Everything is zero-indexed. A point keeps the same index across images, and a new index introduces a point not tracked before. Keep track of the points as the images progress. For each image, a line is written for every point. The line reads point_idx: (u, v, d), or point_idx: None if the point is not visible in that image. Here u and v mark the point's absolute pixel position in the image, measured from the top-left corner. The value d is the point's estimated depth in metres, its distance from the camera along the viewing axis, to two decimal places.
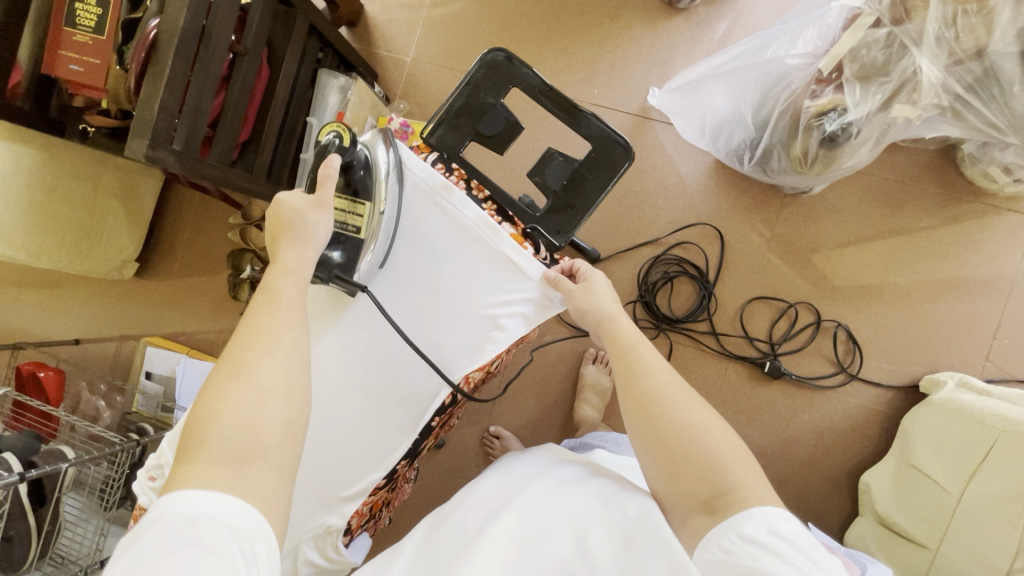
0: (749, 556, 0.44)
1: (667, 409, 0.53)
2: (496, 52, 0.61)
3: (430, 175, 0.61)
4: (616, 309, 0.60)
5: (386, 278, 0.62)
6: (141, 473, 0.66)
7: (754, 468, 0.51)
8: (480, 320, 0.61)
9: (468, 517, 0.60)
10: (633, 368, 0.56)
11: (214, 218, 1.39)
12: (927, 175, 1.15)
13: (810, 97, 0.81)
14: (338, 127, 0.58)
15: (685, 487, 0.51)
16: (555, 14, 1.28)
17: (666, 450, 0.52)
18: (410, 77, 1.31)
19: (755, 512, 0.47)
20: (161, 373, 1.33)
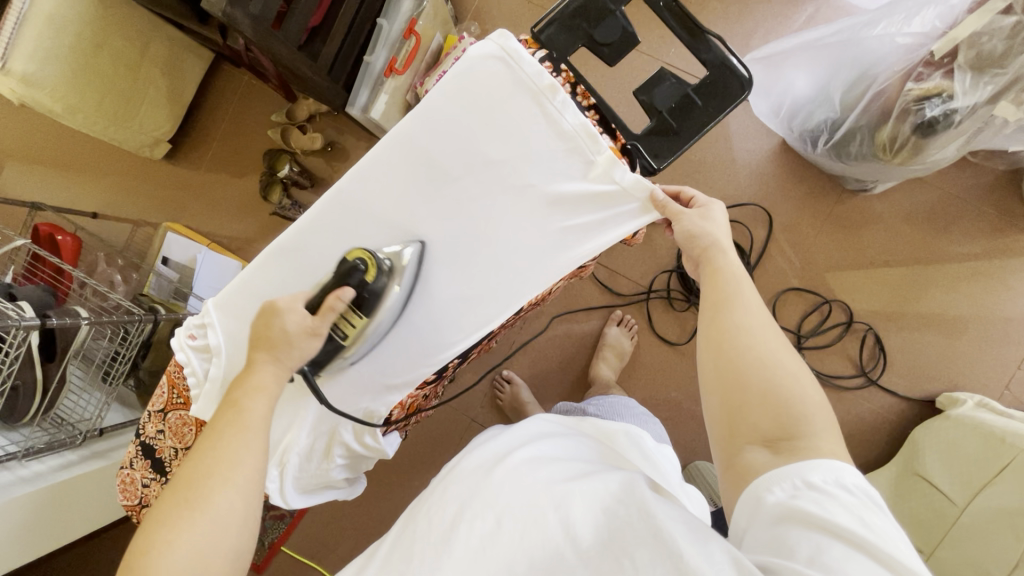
0: (813, 501, 0.42)
1: (755, 345, 0.51)
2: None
3: (538, 73, 0.56)
4: (726, 241, 0.59)
5: (473, 176, 0.59)
6: (180, 330, 0.64)
7: (831, 423, 0.48)
8: (563, 236, 0.59)
9: (444, 495, 0.57)
10: (730, 299, 0.55)
11: (255, 113, 1.34)
12: (988, 199, 1.14)
13: (915, 80, 0.78)
14: (368, 257, 0.54)
15: (749, 421, 0.49)
16: None
17: (738, 377, 0.51)
18: (483, 1, 1.25)
19: (823, 463, 0.45)
20: (179, 260, 1.30)
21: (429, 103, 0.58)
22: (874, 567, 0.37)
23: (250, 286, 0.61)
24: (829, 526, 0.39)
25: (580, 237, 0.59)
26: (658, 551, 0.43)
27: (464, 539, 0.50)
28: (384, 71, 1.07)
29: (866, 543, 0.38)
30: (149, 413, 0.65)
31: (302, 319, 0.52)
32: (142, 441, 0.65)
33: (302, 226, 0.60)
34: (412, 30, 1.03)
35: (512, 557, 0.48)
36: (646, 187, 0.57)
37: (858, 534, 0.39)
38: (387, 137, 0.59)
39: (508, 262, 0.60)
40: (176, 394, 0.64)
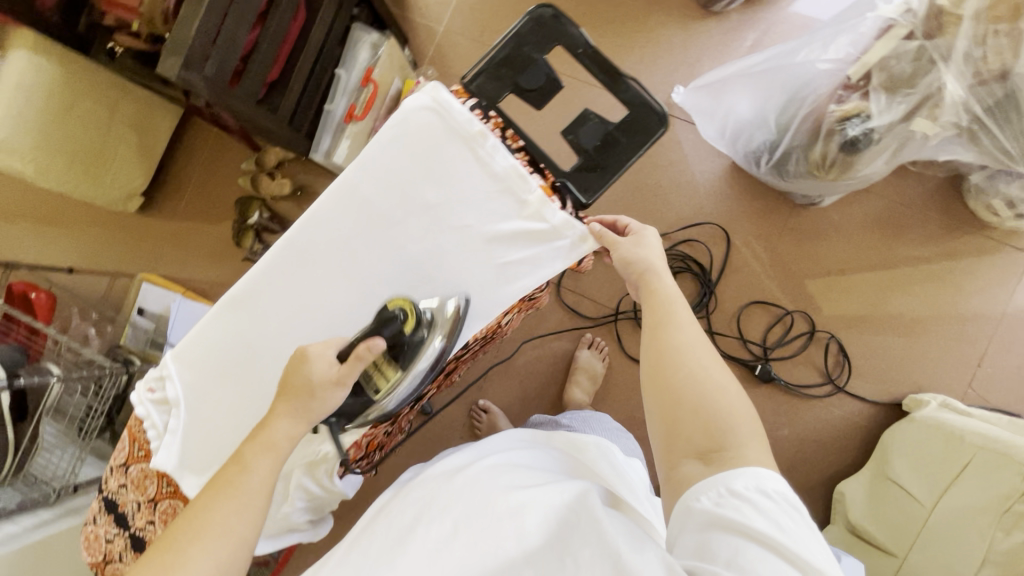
0: (736, 509, 0.44)
1: (687, 362, 0.54)
2: (527, 18, 0.62)
3: (468, 121, 0.60)
4: (661, 265, 0.62)
5: (414, 220, 0.62)
6: (140, 384, 0.65)
7: (759, 434, 0.51)
8: (503, 271, 0.62)
9: (402, 508, 0.58)
10: (666, 318, 0.57)
11: (226, 163, 1.38)
12: (934, 204, 1.19)
13: (836, 102, 0.83)
14: (407, 307, 0.55)
15: (683, 438, 0.51)
16: (591, 3, 1.29)
17: (672, 393, 0.53)
18: (440, 46, 1.32)
19: (747, 470, 0.47)
20: (154, 310, 1.31)
21: (369, 153, 0.61)
22: (784, 567, 0.40)
23: (205, 337, 0.63)
24: (749, 532, 0.42)
25: (518, 273, 0.62)
26: (601, 554, 0.44)
27: (417, 545, 0.50)
28: (344, 118, 1.11)
29: (780, 546, 0.41)
30: (112, 467, 0.66)
31: (329, 368, 0.52)
32: (105, 495, 0.67)
33: (251, 276, 0.62)
34: (369, 79, 1.10)
35: (463, 565, 0.46)
36: (576, 226, 0.60)
37: (775, 539, 0.41)
38: (330, 187, 0.62)
39: None
40: (137, 447, 0.66)
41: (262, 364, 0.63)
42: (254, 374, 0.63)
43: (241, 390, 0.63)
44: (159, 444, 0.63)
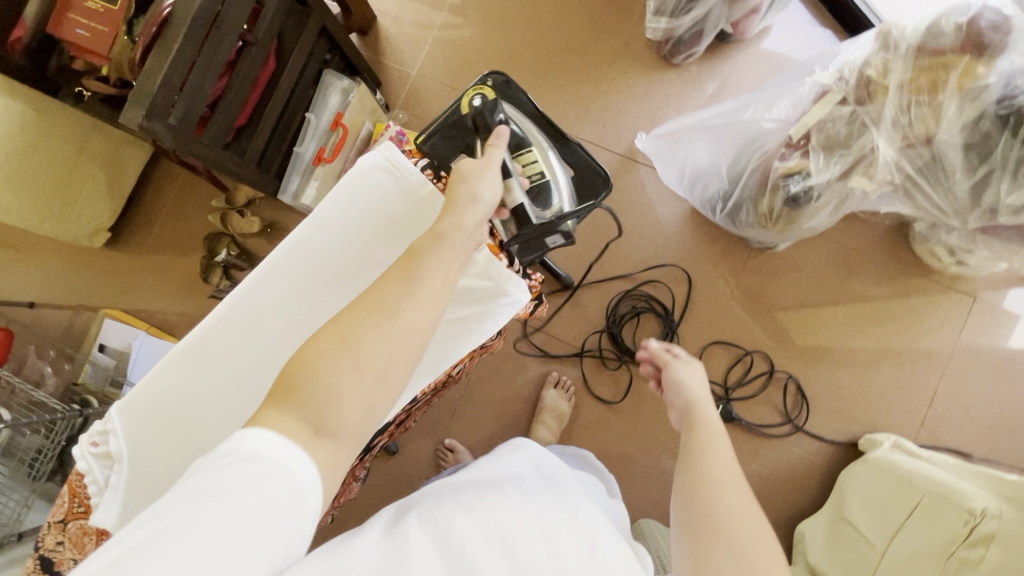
0: None
1: (726, 497, 0.56)
2: (478, 93, 0.65)
3: (419, 180, 0.63)
4: (705, 396, 0.70)
5: (364, 274, 0.63)
6: (85, 437, 0.64)
7: None
8: (447, 328, 0.63)
9: (440, 506, 0.57)
10: (703, 449, 0.61)
11: (197, 199, 1.39)
12: (883, 247, 1.24)
13: (779, 159, 0.87)
14: (479, 88, 0.65)
15: (714, 566, 0.51)
16: (559, 52, 1.35)
17: (710, 515, 0.55)
18: (412, 90, 1.35)
19: None
20: (116, 347, 1.29)
21: (324, 209, 0.63)
22: None
23: (153, 389, 0.63)
24: None
25: (463, 329, 0.63)
26: None
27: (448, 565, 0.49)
28: (313, 160, 1.13)
29: None
30: (49, 523, 0.64)
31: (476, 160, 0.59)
32: (42, 554, 0.64)
33: (203, 328, 0.63)
34: (338, 123, 1.12)
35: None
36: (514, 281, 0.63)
37: None
38: (285, 242, 0.63)
39: None
40: (76, 503, 0.64)
41: (209, 417, 0.63)
42: (201, 426, 0.63)
43: (187, 444, 0.63)
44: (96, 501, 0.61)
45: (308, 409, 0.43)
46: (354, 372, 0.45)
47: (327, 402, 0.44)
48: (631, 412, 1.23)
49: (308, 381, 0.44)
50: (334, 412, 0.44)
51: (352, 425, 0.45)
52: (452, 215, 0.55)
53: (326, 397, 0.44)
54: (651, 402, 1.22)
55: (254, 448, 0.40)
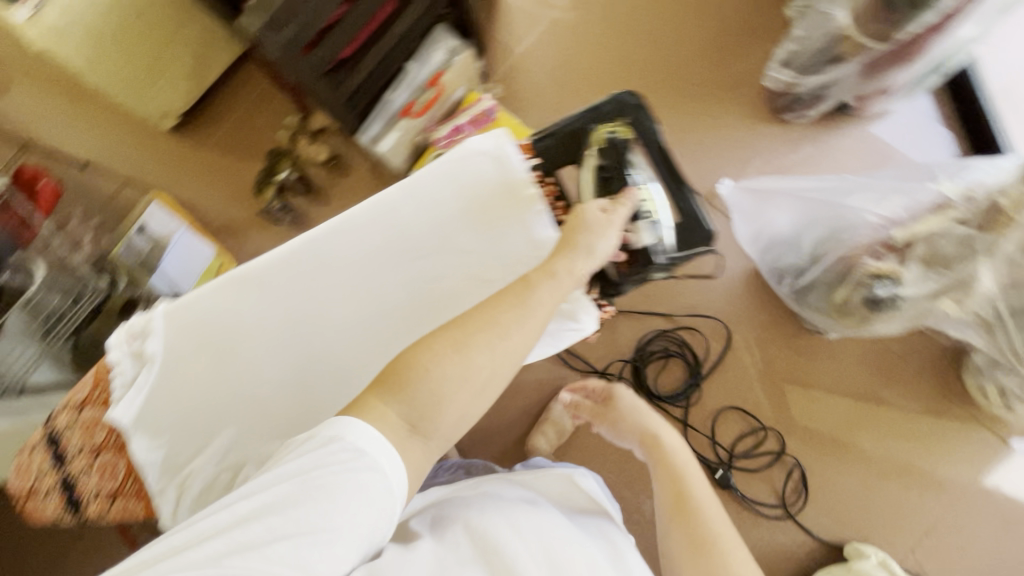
0: None
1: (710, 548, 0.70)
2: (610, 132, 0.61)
3: (525, 178, 0.61)
4: (663, 429, 0.85)
5: (443, 255, 0.61)
6: (121, 329, 0.62)
7: None
8: None
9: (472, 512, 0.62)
10: (690, 512, 0.74)
11: (272, 111, 1.38)
12: (929, 365, 1.21)
13: (872, 258, 0.84)
14: (612, 124, 0.61)
15: None
16: (669, 73, 1.30)
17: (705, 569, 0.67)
18: (512, 66, 1.32)
19: None
20: (155, 232, 1.27)
21: (420, 179, 0.62)
22: None
23: (204, 304, 0.63)
24: None
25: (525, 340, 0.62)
26: None
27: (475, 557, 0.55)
28: (400, 111, 1.12)
29: None
30: (64, 403, 0.63)
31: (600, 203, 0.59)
32: (48, 432, 0.63)
33: (270, 259, 0.62)
34: (436, 83, 1.11)
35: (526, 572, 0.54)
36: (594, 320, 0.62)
37: None
38: (373, 200, 0.63)
39: None
40: (98, 392, 0.63)
41: (249, 348, 0.62)
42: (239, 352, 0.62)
43: (221, 368, 0.62)
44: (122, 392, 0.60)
45: (408, 399, 0.46)
46: (460, 383, 0.48)
47: (428, 414, 0.47)
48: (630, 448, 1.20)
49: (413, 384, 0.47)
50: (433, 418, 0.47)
51: (445, 426, 0.48)
52: (565, 259, 0.55)
53: (428, 405, 0.47)
54: None
55: (357, 442, 0.43)
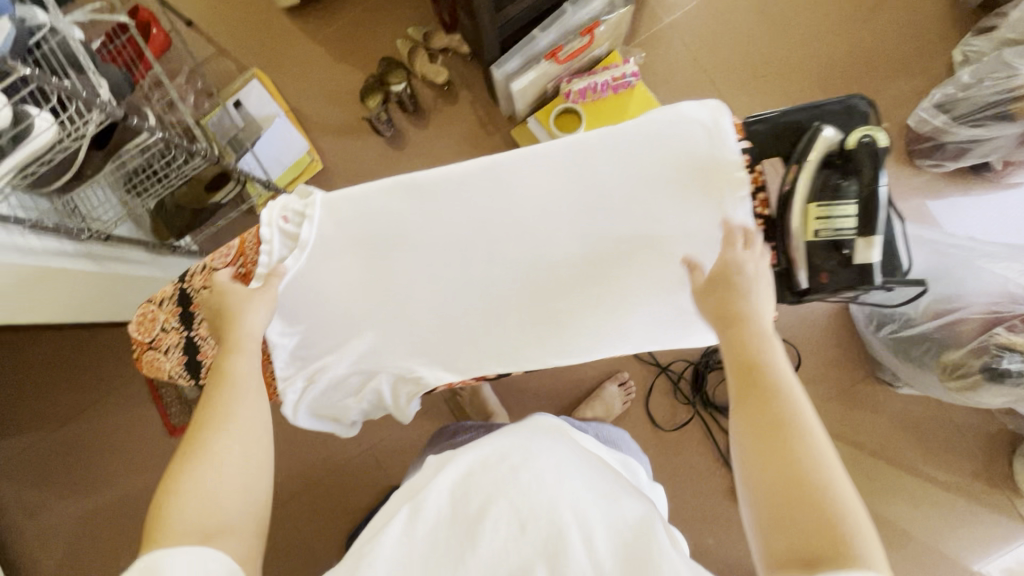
0: None
1: (813, 472, 0.42)
2: (866, 136, 0.53)
3: (735, 156, 0.57)
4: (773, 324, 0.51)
5: (630, 217, 0.59)
6: (276, 206, 0.61)
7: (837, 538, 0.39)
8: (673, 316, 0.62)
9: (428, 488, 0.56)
10: (780, 408, 0.46)
11: (396, 18, 1.33)
12: (986, 445, 1.18)
13: (1007, 328, 0.81)
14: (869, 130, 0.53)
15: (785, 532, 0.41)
16: (810, 86, 1.25)
17: (783, 468, 0.43)
18: (653, 37, 1.27)
19: None
20: (250, 112, 1.23)
21: (623, 130, 0.59)
22: None
23: (364, 202, 0.60)
24: None
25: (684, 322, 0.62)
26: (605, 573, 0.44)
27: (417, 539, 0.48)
28: (545, 53, 1.07)
29: None
30: (204, 267, 0.62)
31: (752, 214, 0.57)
32: (183, 289, 0.62)
33: (447, 172, 0.60)
34: (591, 31, 1.05)
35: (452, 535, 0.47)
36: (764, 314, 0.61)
37: None
38: (569, 139, 0.60)
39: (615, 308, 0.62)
40: (240, 262, 0.62)
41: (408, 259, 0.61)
42: (392, 259, 0.61)
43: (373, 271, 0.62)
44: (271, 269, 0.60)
45: (203, 464, 0.48)
46: (221, 498, 0.48)
47: (213, 514, 0.47)
48: (671, 446, 1.19)
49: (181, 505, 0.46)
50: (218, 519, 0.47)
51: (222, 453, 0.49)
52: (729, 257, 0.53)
53: (206, 505, 0.47)
54: (695, 448, 1.19)
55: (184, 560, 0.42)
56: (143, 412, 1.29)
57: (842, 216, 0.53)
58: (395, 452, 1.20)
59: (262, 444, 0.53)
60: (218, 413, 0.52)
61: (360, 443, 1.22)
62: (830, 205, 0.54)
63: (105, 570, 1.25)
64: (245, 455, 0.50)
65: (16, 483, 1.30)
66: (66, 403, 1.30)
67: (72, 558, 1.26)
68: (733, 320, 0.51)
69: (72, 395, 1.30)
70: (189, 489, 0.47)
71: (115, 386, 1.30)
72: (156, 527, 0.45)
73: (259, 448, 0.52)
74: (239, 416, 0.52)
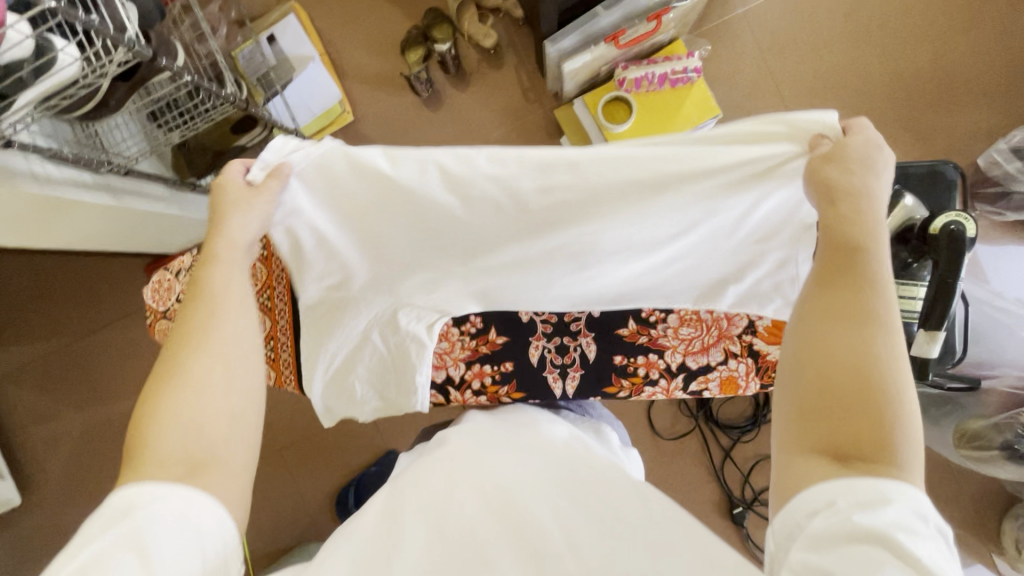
0: (889, 523, 0.35)
1: (876, 375, 0.42)
2: (954, 224, 0.56)
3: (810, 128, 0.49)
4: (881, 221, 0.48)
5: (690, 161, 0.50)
6: None
7: (885, 448, 0.40)
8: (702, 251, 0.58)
9: (431, 463, 0.53)
10: (867, 305, 0.44)
11: None
12: (978, 500, 1.17)
13: None
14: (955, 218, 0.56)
15: (823, 417, 0.42)
16: (881, 105, 1.16)
17: (841, 356, 0.43)
18: (721, 26, 1.17)
19: (896, 490, 0.38)
20: (283, 53, 1.17)
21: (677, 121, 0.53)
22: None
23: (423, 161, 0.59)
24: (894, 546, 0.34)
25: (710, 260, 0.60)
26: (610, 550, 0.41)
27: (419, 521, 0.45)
28: (606, 35, 0.99)
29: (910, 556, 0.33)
30: None
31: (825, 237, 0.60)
32: None
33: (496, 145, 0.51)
34: (657, 17, 0.97)
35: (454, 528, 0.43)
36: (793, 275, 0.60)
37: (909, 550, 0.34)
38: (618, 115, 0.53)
39: (654, 250, 0.58)
40: None
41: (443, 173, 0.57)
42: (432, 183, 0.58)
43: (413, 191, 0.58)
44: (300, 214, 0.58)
45: (189, 409, 0.47)
46: (204, 442, 0.47)
47: (202, 458, 0.46)
48: (665, 455, 1.19)
49: (167, 456, 0.45)
50: (211, 463, 0.46)
51: (209, 413, 0.48)
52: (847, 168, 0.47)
53: (194, 454, 0.46)
54: (688, 460, 1.19)
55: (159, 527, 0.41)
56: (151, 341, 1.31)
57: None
58: (392, 420, 1.21)
59: (252, 384, 0.52)
60: (196, 330, 0.51)
61: None
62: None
63: (104, 486, 1.30)
64: (233, 399, 0.50)
65: (24, 391, 1.33)
66: (78, 321, 1.32)
67: (74, 469, 1.31)
68: (848, 198, 0.47)
69: (84, 314, 1.31)
70: (170, 438, 0.46)
71: (126, 313, 1.31)
72: (139, 450, 0.45)
73: (249, 391, 0.51)
74: (224, 353, 0.51)
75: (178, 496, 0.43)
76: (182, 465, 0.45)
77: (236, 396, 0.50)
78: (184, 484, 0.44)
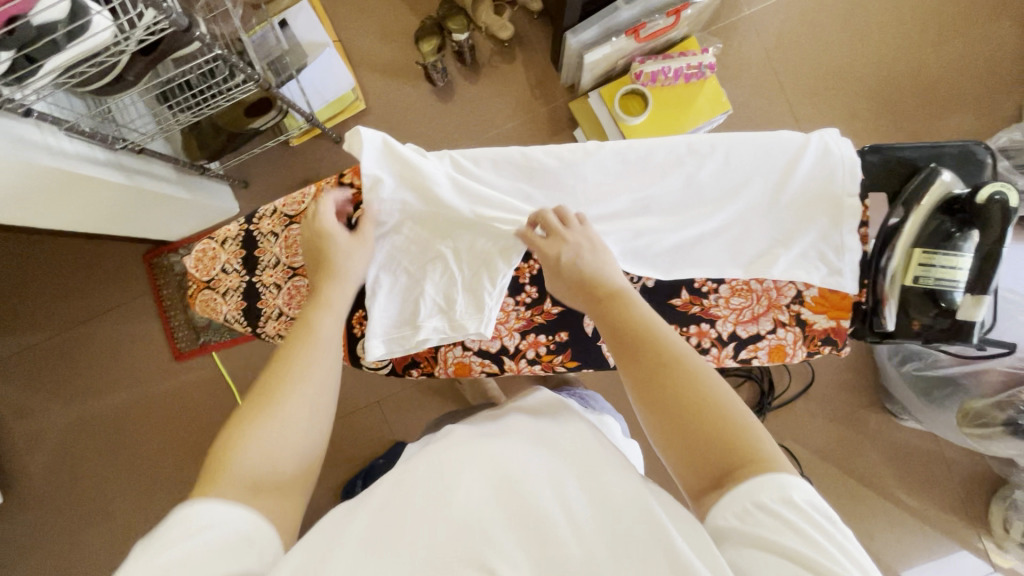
0: (769, 525, 0.39)
1: (705, 399, 0.46)
2: (998, 193, 0.56)
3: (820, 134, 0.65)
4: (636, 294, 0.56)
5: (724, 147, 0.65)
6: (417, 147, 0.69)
7: (748, 448, 0.43)
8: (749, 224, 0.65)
9: (432, 459, 0.45)
10: (671, 347, 0.50)
11: None
12: (967, 484, 1.22)
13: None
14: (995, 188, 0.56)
15: (699, 456, 0.45)
16: (876, 107, 1.22)
17: (677, 401, 0.47)
18: (728, 29, 1.22)
19: (781, 480, 0.41)
20: (298, 37, 1.16)
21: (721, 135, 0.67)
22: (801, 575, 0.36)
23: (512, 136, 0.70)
24: (779, 549, 0.37)
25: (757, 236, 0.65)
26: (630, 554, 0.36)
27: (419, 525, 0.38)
28: (626, 29, 1.01)
29: (804, 558, 0.36)
30: (275, 213, 0.69)
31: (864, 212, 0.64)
32: (250, 231, 0.70)
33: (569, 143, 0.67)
34: (677, 12, 0.99)
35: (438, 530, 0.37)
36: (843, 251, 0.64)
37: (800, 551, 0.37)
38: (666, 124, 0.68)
39: (702, 218, 0.65)
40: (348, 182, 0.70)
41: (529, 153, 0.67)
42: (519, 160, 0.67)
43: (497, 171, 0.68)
44: (399, 175, 0.66)
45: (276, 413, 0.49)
46: (277, 437, 0.47)
47: (269, 463, 0.46)
48: None
49: (238, 454, 0.45)
50: (275, 473, 0.46)
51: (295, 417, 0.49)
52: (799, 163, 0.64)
53: (264, 457, 0.46)
54: None
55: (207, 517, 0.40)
56: (148, 330, 1.26)
57: (941, 267, 0.59)
58: (403, 410, 1.20)
59: (329, 404, 0.53)
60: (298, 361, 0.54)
61: (368, 396, 1.21)
62: (935, 254, 0.59)
63: (93, 482, 1.24)
64: (317, 408, 0.51)
65: (9, 381, 1.26)
66: (70, 309, 1.26)
67: (61, 465, 1.25)
68: (610, 296, 0.55)
69: (77, 301, 1.26)
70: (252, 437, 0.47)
71: (121, 301, 1.26)
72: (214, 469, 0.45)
73: (327, 399, 0.53)
74: (317, 365, 0.54)
75: (240, 514, 0.42)
76: (261, 456, 0.46)
77: (321, 407, 0.52)
78: (247, 486, 0.44)
